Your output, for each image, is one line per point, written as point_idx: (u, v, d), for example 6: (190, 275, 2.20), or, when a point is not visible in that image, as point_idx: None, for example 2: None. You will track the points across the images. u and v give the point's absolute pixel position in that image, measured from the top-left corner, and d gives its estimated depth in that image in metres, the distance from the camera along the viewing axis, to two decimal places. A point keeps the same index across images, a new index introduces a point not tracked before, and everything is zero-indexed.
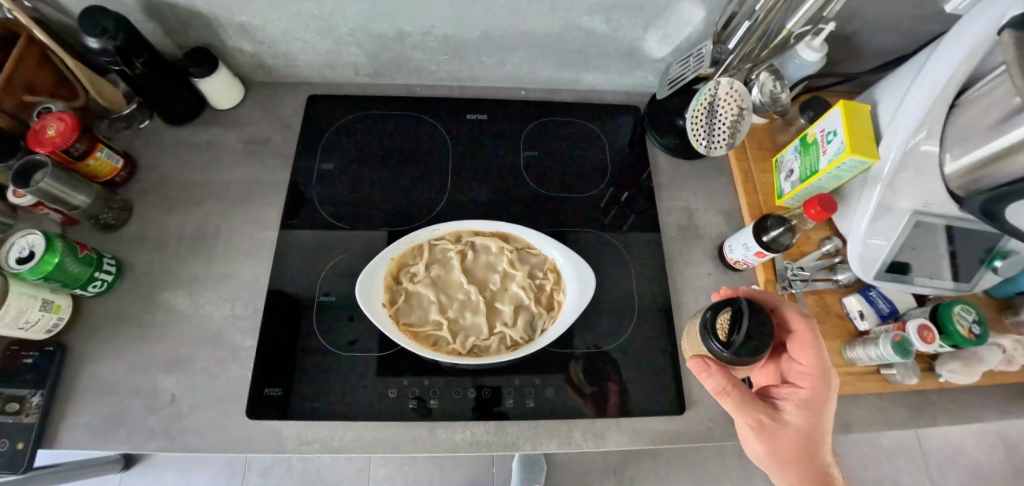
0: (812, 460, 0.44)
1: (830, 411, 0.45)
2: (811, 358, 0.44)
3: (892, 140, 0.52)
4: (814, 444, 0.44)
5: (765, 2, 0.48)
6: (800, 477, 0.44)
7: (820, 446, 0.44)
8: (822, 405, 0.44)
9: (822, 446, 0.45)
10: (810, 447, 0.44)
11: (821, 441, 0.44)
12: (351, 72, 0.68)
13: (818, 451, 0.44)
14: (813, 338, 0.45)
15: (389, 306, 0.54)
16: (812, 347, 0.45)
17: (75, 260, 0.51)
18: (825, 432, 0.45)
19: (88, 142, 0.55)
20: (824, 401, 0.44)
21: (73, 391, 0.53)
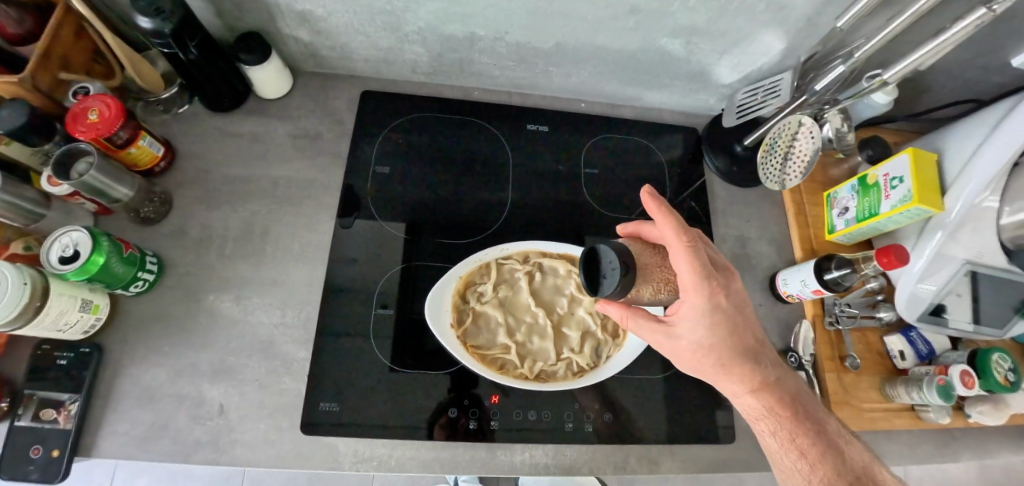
0: (729, 369, 0.44)
1: (727, 322, 0.42)
2: (682, 278, 0.41)
3: (958, 193, 0.54)
4: (727, 354, 0.43)
5: (866, 52, 0.48)
6: (728, 384, 0.45)
7: (738, 356, 0.43)
8: (705, 314, 0.41)
9: (743, 357, 0.43)
10: (722, 357, 0.43)
11: (737, 351, 0.43)
12: (408, 71, 0.67)
13: (733, 360, 0.43)
14: (675, 244, 0.40)
15: (457, 327, 0.56)
16: (684, 267, 0.40)
17: (120, 260, 0.48)
18: (733, 336, 0.43)
19: (131, 129, 0.51)
20: (705, 314, 0.41)
21: (110, 399, 0.50)
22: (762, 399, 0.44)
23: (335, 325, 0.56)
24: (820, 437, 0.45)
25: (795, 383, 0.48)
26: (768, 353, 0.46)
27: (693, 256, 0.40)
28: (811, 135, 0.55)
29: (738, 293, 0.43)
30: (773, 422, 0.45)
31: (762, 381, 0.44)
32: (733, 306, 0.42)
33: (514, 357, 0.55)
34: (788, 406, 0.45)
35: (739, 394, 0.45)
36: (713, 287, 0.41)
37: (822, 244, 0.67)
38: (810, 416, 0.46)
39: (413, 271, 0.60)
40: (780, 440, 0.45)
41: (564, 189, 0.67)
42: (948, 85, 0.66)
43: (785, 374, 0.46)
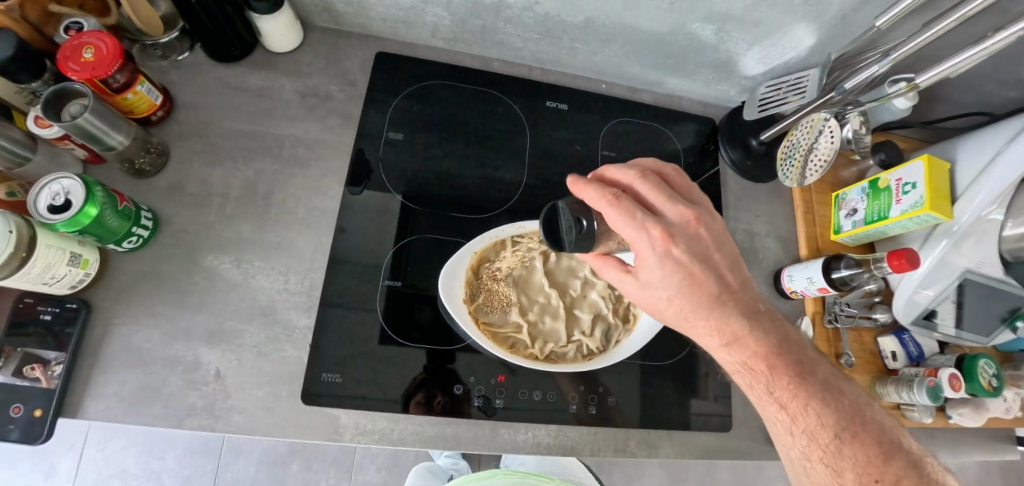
0: (694, 321, 0.42)
1: (678, 271, 0.40)
2: (619, 228, 0.40)
3: (968, 202, 0.56)
4: (688, 307, 0.41)
5: (903, 52, 0.48)
6: (701, 338, 0.43)
7: (701, 308, 0.41)
8: (654, 265, 0.40)
9: (708, 308, 0.41)
10: (686, 310, 0.41)
11: (701, 303, 0.41)
12: (427, 35, 0.65)
13: (695, 313, 0.41)
14: (602, 201, 0.39)
15: (469, 302, 0.55)
16: (614, 220, 0.39)
17: (114, 213, 0.45)
18: (692, 286, 0.41)
19: (129, 73, 0.48)
20: (654, 264, 0.40)
21: (98, 358, 0.47)
22: (736, 352, 0.41)
23: (340, 294, 0.54)
24: (807, 385, 0.42)
25: (784, 330, 0.44)
26: (745, 303, 0.42)
27: (618, 210, 0.39)
28: (833, 135, 0.57)
29: (712, 233, 0.42)
30: (748, 376, 0.42)
31: (733, 332, 0.41)
32: (687, 254, 0.40)
33: (525, 336, 0.55)
34: (767, 358, 0.41)
35: (713, 348, 0.43)
36: (652, 235, 0.39)
37: (828, 244, 0.67)
38: (799, 366, 0.42)
39: (424, 243, 0.59)
40: (759, 393, 0.42)
41: (578, 169, 0.66)
42: (961, 95, 0.67)
43: (767, 323, 0.43)
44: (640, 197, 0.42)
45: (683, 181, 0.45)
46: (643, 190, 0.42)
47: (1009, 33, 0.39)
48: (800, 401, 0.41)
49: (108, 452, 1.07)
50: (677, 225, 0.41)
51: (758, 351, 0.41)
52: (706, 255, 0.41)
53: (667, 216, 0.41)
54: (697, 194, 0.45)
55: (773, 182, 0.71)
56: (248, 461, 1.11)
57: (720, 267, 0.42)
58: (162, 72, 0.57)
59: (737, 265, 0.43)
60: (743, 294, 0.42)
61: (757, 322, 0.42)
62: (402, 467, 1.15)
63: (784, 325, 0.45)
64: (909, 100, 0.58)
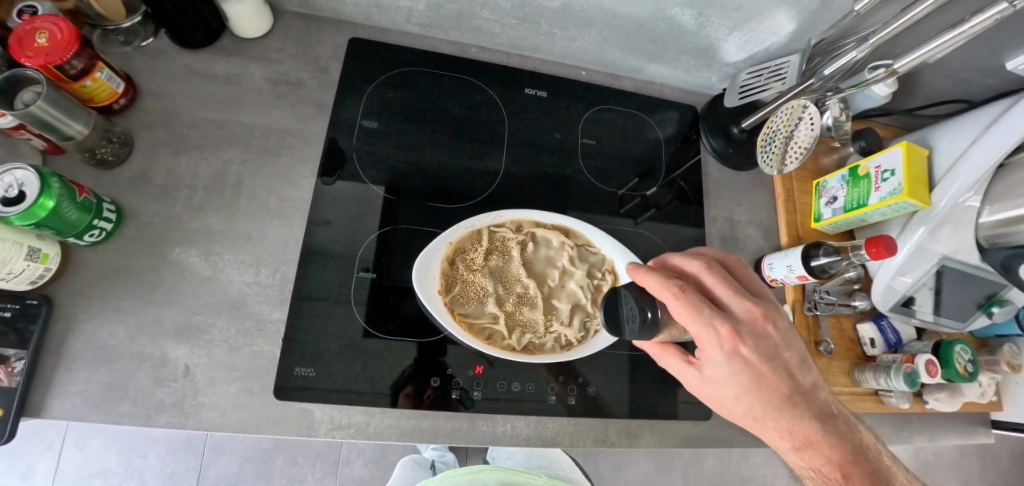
0: (764, 422, 0.42)
1: (748, 372, 0.39)
2: (686, 324, 0.39)
3: (946, 188, 0.56)
4: (758, 408, 0.41)
5: (881, 37, 0.47)
6: (771, 435, 0.43)
7: (772, 409, 0.41)
8: (722, 364, 0.40)
9: (778, 409, 0.41)
10: (756, 410, 0.41)
11: (771, 404, 0.40)
12: (402, 19, 0.63)
13: (765, 413, 0.41)
14: (668, 295, 0.38)
15: (444, 293, 0.54)
16: (681, 316, 0.38)
17: (73, 206, 0.43)
18: (762, 388, 0.40)
19: (87, 59, 0.46)
20: (723, 363, 0.39)
21: (60, 356, 0.45)
22: (809, 456, 0.42)
23: (313, 286, 0.53)
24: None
25: (856, 435, 0.43)
26: (817, 406, 0.41)
27: (685, 305, 0.38)
28: (813, 123, 0.57)
29: (781, 331, 0.40)
30: (820, 481, 0.42)
31: (805, 436, 0.41)
32: (757, 355, 0.39)
33: (502, 327, 0.55)
34: (839, 466, 0.41)
35: (782, 449, 0.43)
36: (720, 334, 0.38)
37: (808, 232, 0.68)
38: (872, 473, 0.42)
39: (400, 233, 0.58)
40: None
41: (559, 158, 0.65)
42: (940, 82, 0.67)
43: (840, 428, 0.42)
44: (707, 288, 0.41)
45: (749, 271, 0.44)
46: (711, 281, 0.41)
47: (986, 17, 0.39)
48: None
49: (87, 451, 1.05)
50: (747, 324, 0.40)
51: (830, 457, 0.41)
52: (777, 355, 0.40)
53: (735, 312, 0.40)
54: (763, 286, 0.43)
55: (754, 170, 0.70)
56: (232, 457, 1.10)
57: (791, 367, 0.41)
58: (124, 59, 0.55)
59: (809, 362, 0.42)
60: (815, 395, 0.42)
61: (828, 423, 0.42)
62: (388, 460, 1.15)
63: (855, 424, 0.44)
64: (889, 86, 0.59)
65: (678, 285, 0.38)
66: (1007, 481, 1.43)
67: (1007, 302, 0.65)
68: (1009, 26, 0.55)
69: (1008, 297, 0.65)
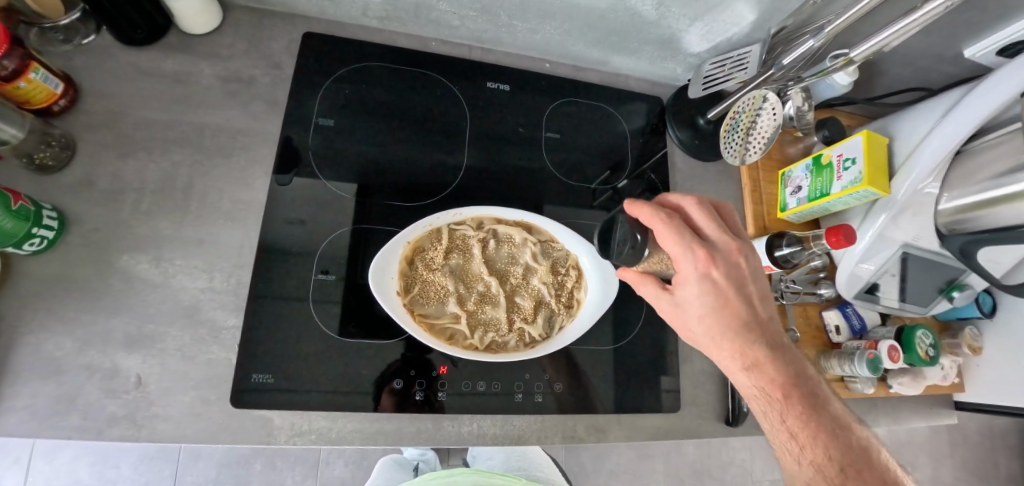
0: (720, 342, 0.43)
1: (715, 294, 0.42)
2: (665, 245, 0.43)
3: (904, 177, 0.57)
4: (718, 328, 0.42)
5: (837, 27, 0.47)
6: (724, 358, 0.44)
7: (730, 331, 0.42)
8: (692, 282, 0.42)
9: (736, 332, 0.42)
10: (715, 331, 0.43)
11: (731, 325, 0.42)
12: (358, 13, 0.61)
13: (723, 335, 0.42)
14: (653, 219, 0.42)
15: (404, 294, 0.53)
16: (664, 236, 0.42)
17: (8, 215, 0.41)
18: (725, 309, 0.42)
19: (18, 59, 0.43)
20: (694, 281, 0.42)
21: (1, 372, 0.43)
22: (754, 377, 0.42)
23: (269, 291, 0.51)
24: (819, 419, 0.42)
25: (803, 367, 0.45)
26: (771, 334, 0.43)
27: (668, 227, 0.42)
28: (773, 112, 0.57)
29: (751, 266, 0.43)
30: (763, 401, 0.43)
31: (756, 359, 0.42)
32: (726, 278, 0.42)
33: (464, 327, 0.54)
34: (784, 387, 0.42)
35: (730, 370, 0.44)
36: (695, 254, 0.42)
37: (775, 222, 0.68)
38: (814, 401, 0.43)
39: (361, 234, 0.56)
40: (772, 421, 0.42)
41: (524, 152, 0.64)
42: (901, 70, 0.68)
43: (790, 356, 0.44)
44: (693, 221, 0.45)
45: (734, 218, 0.48)
46: (697, 215, 0.45)
47: (935, 5, 0.39)
48: (810, 433, 0.41)
49: (57, 463, 1.03)
50: (722, 252, 0.43)
51: (777, 379, 0.42)
52: (744, 285, 0.43)
53: (713, 242, 0.44)
54: (745, 231, 0.47)
55: (721, 161, 0.70)
56: (209, 463, 1.08)
57: (754, 297, 0.43)
58: (64, 58, 0.53)
59: (770, 301, 0.45)
60: (771, 327, 0.44)
61: (780, 352, 0.43)
62: (370, 460, 1.15)
63: (803, 359, 0.45)
64: (849, 75, 0.60)
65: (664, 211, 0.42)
66: (976, 456, 1.47)
67: (967, 287, 0.67)
68: (964, 16, 0.56)
69: (968, 282, 0.67)
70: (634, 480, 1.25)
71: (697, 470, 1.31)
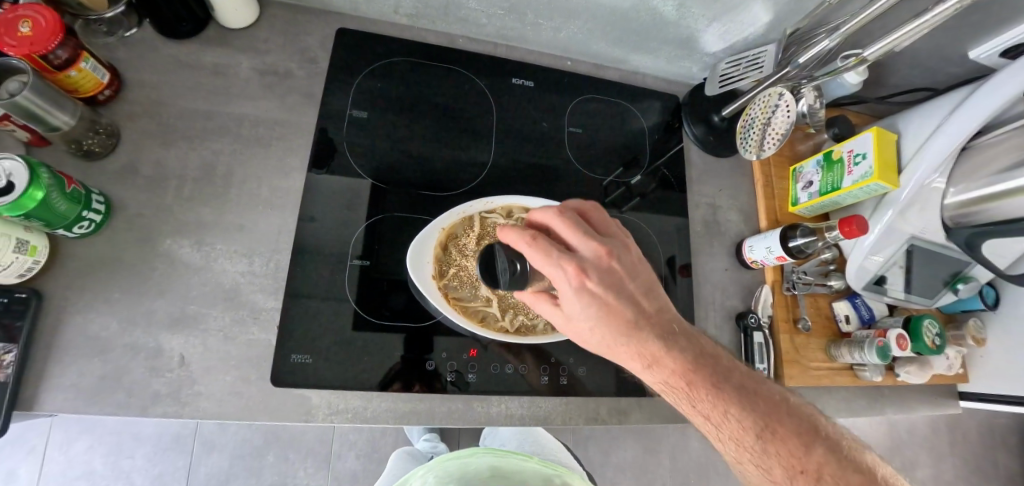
0: (614, 347, 0.44)
1: (596, 304, 0.42)
2: (540, 267, 0.43)
3: (912, 172, 0.59)
4: (609, 334, 0.43)
5: (852, 27, 0.50)
6: (625, 358, 0.44)
7: (620, 335, 0.43)
8: (571, 297, 0.42)
9: (625, 333, 0.43)
10: (607, 338, 0.43)
11: (619, 329, 0.43)
12: (388, 10, 0.64)
13: (616, 340, 0.43)
14: (519, 245, 0.42)
15: (438, 278, 0.56)
16: (534, 258, 0.42)
17: (62, 197, 0.42)
18: (608, 314, 0.42)
19: (72, 48, 0.45)
20: (572, 297, 0.42)
21: (52, 349, 0.45)
22: (656, 372, 0.43)
23: (306, 275, 0.53)
24: (725, 392, 0.42)
25: (700, 344, 0.45)
26: (659, 323, 0.44)
27: (536, 249, 0.41)
28: (788, 110, 0.59)
29: (622, 264, 0.44)
30: (671, 394, 0.43)
31: (652, 354, 0.43)
32: (601, 286, 0.42)
33: (495, 309, 0.56)
34: (684, 374, 0.42)
35: (636, 369, 0.44)
36: (567, 271, 0.42)
37: (786, 216, 0.71)
38: (717, 377, 0.43)
39: (396, 223, 0.59)
40: (685, 409, 0.43)
41: (546, 145, 0.67)
42: (908, 71, 0.71)
43: (683, 340, 0.44)
44: (558, 235, 0.44)
45: (605, 217, 0.47)
46: (560, 228, 0.44)
47: (947, 6, 0.42)
48: (721, 410, 0.41)
49: (72, 453, 1.04)
50: (593, 261, 0.43)
51: (676, 369, 0.42)
52: (620, 285, 0.43)
53: (583, 251, 0.43)
54: (616, 230, 0.47)
55: (734, 157, 0.73)
56: (222, 454, 1.09)
57: (634, 295, 0.43)
58: (108, 49, 0.54)
59: (654, 291, 0.45)
60: (658, 317, 0.44)
61: (671, 338, 0.43)
62: (381, 452, 1.16)
63: (700, 338, 0.46)
64: (859, 75, 0.63)
65: (528, 231, 0.42)
66: (977, 453, 1.50)
67: (971, 279, 0.70)
68: (969, 19, 0.59)
69: (973, 275, 0.70)
70: (641, 474, 1.27)
71: (703, 466, 1.33)
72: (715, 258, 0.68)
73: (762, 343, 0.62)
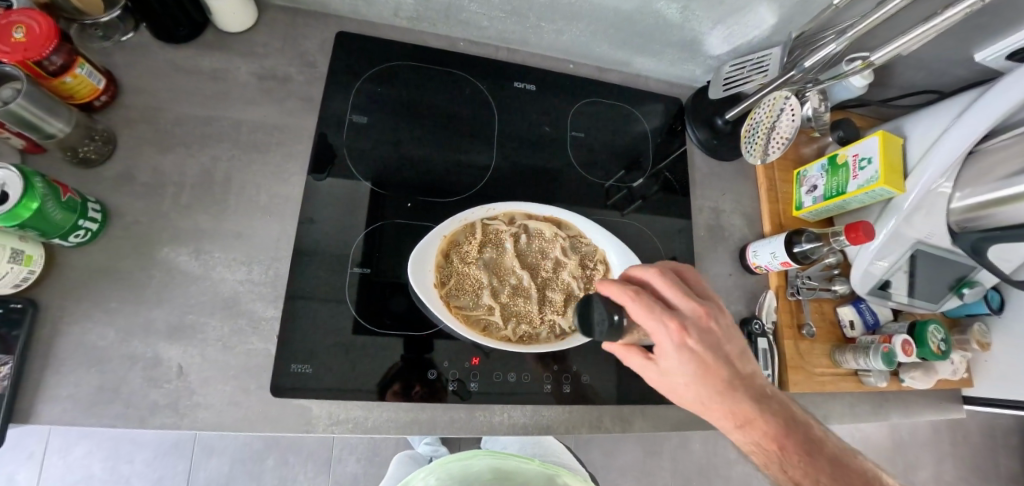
0: (710, 406, 0.42)
1: (695, 363, 0.41)
2: (641, 322, 0.41)
3: (919, 176, 0.59)
4: (705, 393, 0.42)
5: (859, 30, 0.49)
6: (712, 416, 0.43)
7: (717, 395, 0.42)
8: (671, 354, 0.41)
9: (722, 395, 0.42)
10: (702, 396, 0.42)
11: (717, 390, 0.41)
12: (388, 13, 0.63)
13: (711, 399, 0.42)
14: (624, 299, 0.40)
15: (439, 286, 0.55)
16: (637, 314, 0.40)
17: (58, 206, 0.42)
18: (706, 375, 0.41)
19: (67, 54, 0.44)
20: (672, 354, 0.41)
21: (49, 360, 0.44)
22: (747, 433, 0.42)
23: (306, 283, 0.53)
24: (817, 462, 0.41)
25: (789, 409, 0.44)
26: (755, 388, 0.43)
27: (640, 304, 0.40)
28: (794, 113, 0.59)
29: (723, 327, 0.42)
30: (761, 455, 0.42)
31: (745, 415, 0.42)
32: (702, 346, 0.40)
33: (498, 318, 0.55)
34: (777, 437, 0.41)
35: (725, 427, 0.43)
36: (670, 328, 0.40)
37: (790, 220, 0.70)
38: (806, 444, 0.42)
39: (397, 230, 0.58)
40: (774, 473, 0.41)
41: (549, 149, 0.66)
42: (913, 73, 0.70)
43: (774, 405, 0.43)
44: (657, 291, 0.43)
45: (699, 277, 0.46)
46: (660, 285, 0.43)
47: (957, 11, 0.41)
48: (813, 479, 0.40)
49: (71, 458, 1.03)
50: (693, 319, 0.41)
51: (768, 432, 0.41)
52: (719, 346, 0.42)
53: (683, 310, 0.42)
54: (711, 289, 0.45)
55: (738, 161, 0.72)
56: (222, 458, 1.08)
57: (732, 357, 0.42)
58: (104, 54, 0.54)
59: (749, 355, 0.44)
60: (753, 381, 0.43)
61: (765, 402, 0.42)
62: (382, 456, 1.15)
63: (789, 402, 0.45)
64: (865, 78, 0.63)
65: (632, 287, 0.40)
66: (979, 455, 1.50)
67: (976, 283, 0.69)
68: (977, 22, 0.58)
69: (977, 279, 0.69)
70: (642, 476, 1.27)
71: (704, 468, 1.32)
72: (719, 263, 0.67)
73: (767, 350, 0.61)
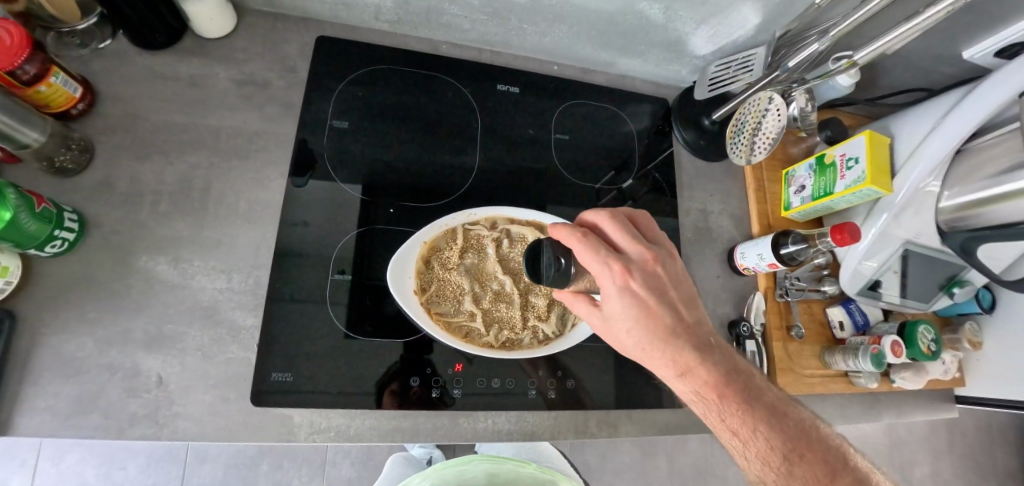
0: (650, 352, 0.42)
1: (637, 306, 0.42)
2: (586, 264, 0.43)
3: (906, 176, 0.58)
4: (645, 337, 0.42)
5: (842, 29, 0.49)
6: (655, 365, 0.43)
7: (658, 341, 0.42)
8: (613, 295, 0.42)
9: (664, 340, 0.42)
10: (643, 341, 0.42)
11: (659, 334, 0.42)
12: (369, 17, 0.62)
13: (652, 344, 0.42)
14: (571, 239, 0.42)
15: (420, 293, 0.55)
16: (583, 254, 0.42)
17: (32, 217, 0.41)
18: (649, 318, 0.42)
19: (39, 64, 0.44)
20: (614, 296, 0.42)
21: (24, 373, 0.44)
22: (688, 381, 0.42)
23: (287, 290, 0.52)
24: (755, 411, 0.41)
25: (732, 360, 0.44)
26: (697, 336, 0.43)
27: (586, 246, 0.42)
28: (779, 113, 0.58)
29: (668, 272, 0.44)
30: (700, 404, 0.42)
31: (686, 362, 0.42)
32: (645, 289, 0.42)
33: (479, 325, 0.55)
34: (716, 385, 0.41)
35: (667, 377, 0.43)
36: (613, 270, 0.42)
37: (779, 220, 0.70)
38: (746, 392, 0.42)
39: (379, 235, 0.57)
40: (712, 420, 0.42)
41: (534, 151, 0.65)
42: (901, 71, 0.69)
43: (717, 353, 0.43)
44: (607, 237, 0.45)
45: (654, 228, 0.48)
46: (610, 230, 0.45)
47: (939, 8, 0.41)
48: (750, 427, 0.40)
49: (63, 465, 1.03)
50: (639, 263, 0.43)
51: (709, 379, 0.41)
52: (664, 291, 0.43)
53: (630, 254, 0.44)
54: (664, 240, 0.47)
55: (726, 161, 0.72)
56: (215, 464, 1.08)
57: (676, 301, 0.43)
58: (81, 62, 0.53)
59: (693, 303, 0.45)
60: (697, 329, 0.43)
61: (707, 351, 0.43)
62: (376, 460, 1.15)
63: (733, 354, 0.45)
64: (852, 77, 0.62)
65: (579, 229, 0.42)
66: (977, 451, 1.49)
67: (967, 283, 0.69)
68: (963, 20, 0.57)
69: (968, 278, 0.69)
70: (638, 477, 1.26)
71: (700, 468, 1.32)
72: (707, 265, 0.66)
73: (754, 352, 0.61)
